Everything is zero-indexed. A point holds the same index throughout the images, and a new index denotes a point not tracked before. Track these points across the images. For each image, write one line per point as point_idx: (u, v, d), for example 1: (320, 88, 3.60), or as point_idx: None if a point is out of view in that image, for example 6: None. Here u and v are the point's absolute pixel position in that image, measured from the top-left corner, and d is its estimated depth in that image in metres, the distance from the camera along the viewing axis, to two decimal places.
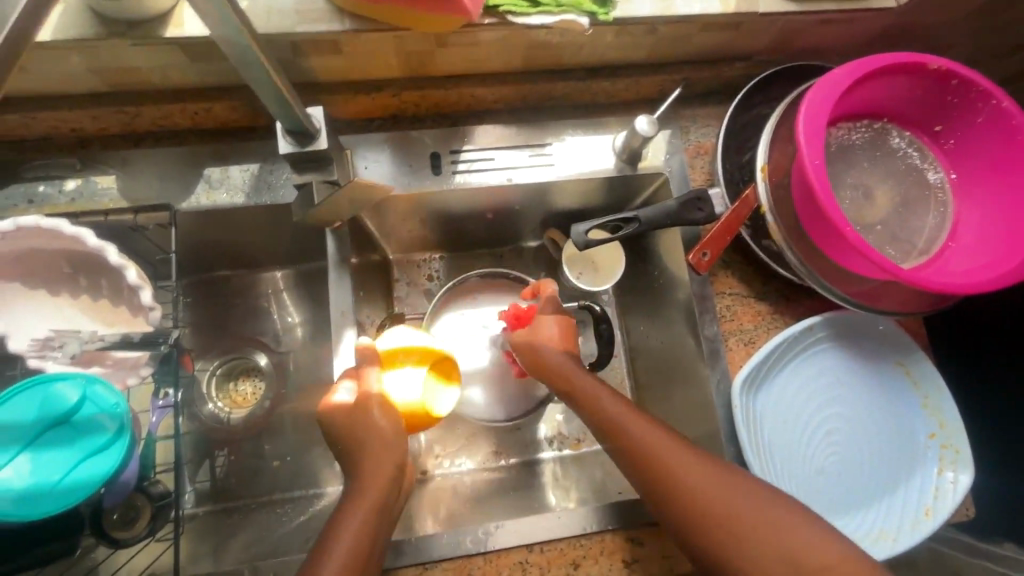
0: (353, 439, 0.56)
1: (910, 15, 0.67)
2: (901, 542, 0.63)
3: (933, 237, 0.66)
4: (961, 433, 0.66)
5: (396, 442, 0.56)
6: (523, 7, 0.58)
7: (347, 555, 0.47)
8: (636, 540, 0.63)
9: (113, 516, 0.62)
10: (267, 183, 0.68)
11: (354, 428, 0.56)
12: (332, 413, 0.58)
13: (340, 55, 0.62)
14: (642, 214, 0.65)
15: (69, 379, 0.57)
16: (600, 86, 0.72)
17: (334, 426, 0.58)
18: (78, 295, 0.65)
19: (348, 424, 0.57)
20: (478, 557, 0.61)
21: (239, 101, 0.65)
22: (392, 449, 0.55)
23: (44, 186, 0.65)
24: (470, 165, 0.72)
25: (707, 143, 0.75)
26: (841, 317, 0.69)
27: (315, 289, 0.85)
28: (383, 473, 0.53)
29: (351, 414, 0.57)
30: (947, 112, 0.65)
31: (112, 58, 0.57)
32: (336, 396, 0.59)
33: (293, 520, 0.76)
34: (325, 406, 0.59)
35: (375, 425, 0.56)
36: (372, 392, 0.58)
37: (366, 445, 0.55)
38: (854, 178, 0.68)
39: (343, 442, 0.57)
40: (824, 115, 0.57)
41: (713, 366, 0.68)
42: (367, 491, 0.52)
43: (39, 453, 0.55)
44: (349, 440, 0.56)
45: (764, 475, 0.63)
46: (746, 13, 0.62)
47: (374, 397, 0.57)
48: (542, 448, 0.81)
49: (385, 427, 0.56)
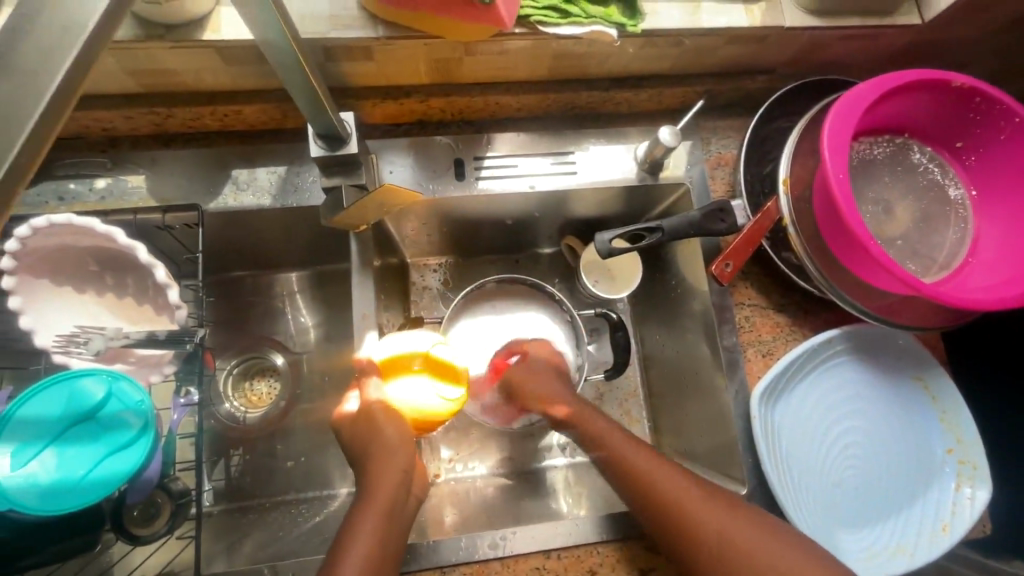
0: (361, 443, 0.56)
1: (934, 33, 0.68)
2: (918, 557, 0.63)
3: (954, 253, 0.66)
4: (978, 449, 0.66)
5: (402, 448, 0.55)
6: (554, 18, 0.59)
7: (373, 557, 0.47)
8: (653, 549, 0.63)
9: (133, 512, 0.62)
10: (292, 185, 0.69)
11: (362, 434, 0.56)
12: (341, 423, 0.60)
13: (370, 61, 0.63)
14: (664, 223, 0.66)
15: (94, 375, 0.58)
16: (623, 96, 0.73)
17: (344, 434, 0.59)
18: (104, 293, 0.66)
19: (354, 430, 0.58)
20: (495, 562, 0.61)
21: (268, 104, 0.66)
22: (397, 457, 0.54)
23: (75, 184, 0.66)
24: (494, 172, 0.72)
25: (728, 154, 0.75)
26: (860, 330, 0.69)
27: (332, 291, 0.86)
28: (390, 479, 0.53)
29: (356, 421, 0.58)
30: (969, 129, 0.65)
31: (148, 60, 0.58)
32: (345, 407, 0.61)
33: (308, 521, 0.76)
34: (336, 419, 0.61)
35: (380, 431, 0.56)
36: (373, 400, 0.58)
37: (372, 451, 0.55)
38: (875, 193, 0.68)
39: (351, 449, 0.57)
40: (848, 129, 0.58)
41: (731, 377, 0.69)
42: (374, 494, 0.51)
43: (63, 448, 0.56)
44: (359, 445, 0.56)
45: (782, 487, 0.63)
46: (772, 27, 0.63)
47: (375, 404, 0.58)
48: (554, 455, 0.81)
49: (390, 434, 0.55)
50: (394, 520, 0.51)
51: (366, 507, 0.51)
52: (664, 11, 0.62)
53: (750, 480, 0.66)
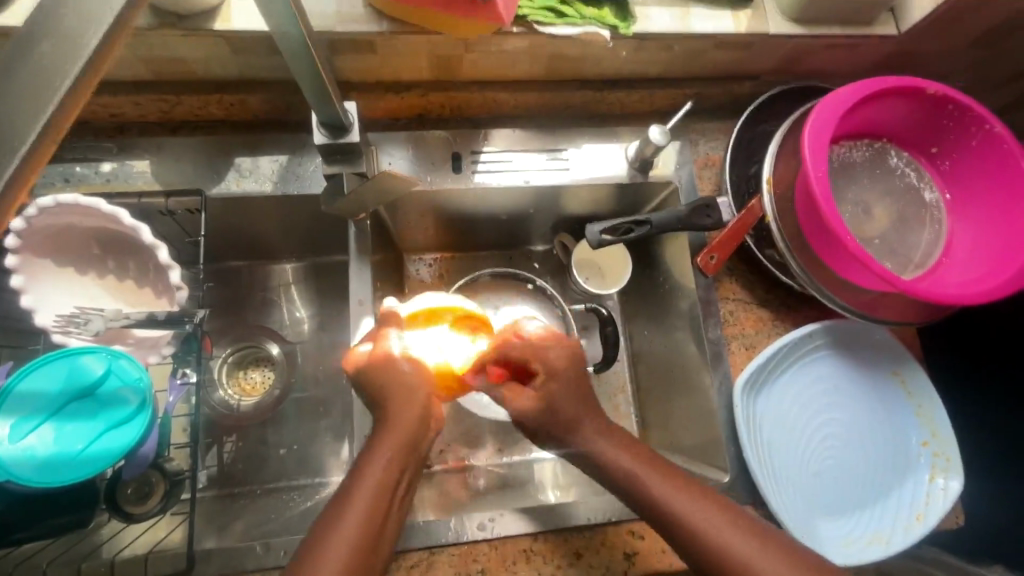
0: (378, 384, 0.57)
1: (911, 44, 0.71)
2: (894, 544, 0.65)
3: (928, 253, 0.69)
4: (952, 442, 0.69)
5: (418, 386, 0.57)
6: (550, 18, 0.62)
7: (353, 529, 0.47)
8: (637, 533, 0.65)
9: (126, 490, 0.64)
10: (294, 174, 0.71)
11: (375, 377, 0.57)
12: (358, 369, 0.58)
13: (374, 55, 0.66)
14: (653, 217, 0.69)
15: (95, 353, 0.57)
16: (615, 96, 0.77)
17: (358, 380, 0.59)
18: (105, 275, 0.67)
19: (371, 373, 0.57)
20: (484, 544, 0.63)
21: (273, 94, 0.69)
22: (415, 396, 0.56)
23: (82, 167, 0.67)
24: (491, 165, 0.75)
25: (716, 155, 0.78)
26: (839, 326, 0.71)
27: (327, 283, 0.88)
28: (412, 413, 0.55)
29: (373, 366, 0.58)
30: (943, 134, 0.68)
31: (161, 47, 0.60)
32: (358, 351, 0.60)
33: (300, 505, 0.77)
34: (348, 365, 0.59)
35: (397, 370, 0.57)
36: (392, 349, 0.59)
37: (389, 390, 0.56)
38: (854, 195, 0.71)
39: (369, 391, 0.58)
40: (829, 131, 0.61)
41: (716, 369, 0.71)
42: (393, 435, 0.53)
43: (62, 424, 0.55)
44: (375, 386, 0.57)
45: (763, 473, 0.65)
46: (757, 33, 0.67)
47: (394, 354, 0.58)
48: (543, 448, 0.82)
49: (406, 373, 0.57)
50: (408, 455, 0.53)
51: (375, 450, 0.52)
52: (655, 15, 0.65)
53: (732, 469, 0.68)
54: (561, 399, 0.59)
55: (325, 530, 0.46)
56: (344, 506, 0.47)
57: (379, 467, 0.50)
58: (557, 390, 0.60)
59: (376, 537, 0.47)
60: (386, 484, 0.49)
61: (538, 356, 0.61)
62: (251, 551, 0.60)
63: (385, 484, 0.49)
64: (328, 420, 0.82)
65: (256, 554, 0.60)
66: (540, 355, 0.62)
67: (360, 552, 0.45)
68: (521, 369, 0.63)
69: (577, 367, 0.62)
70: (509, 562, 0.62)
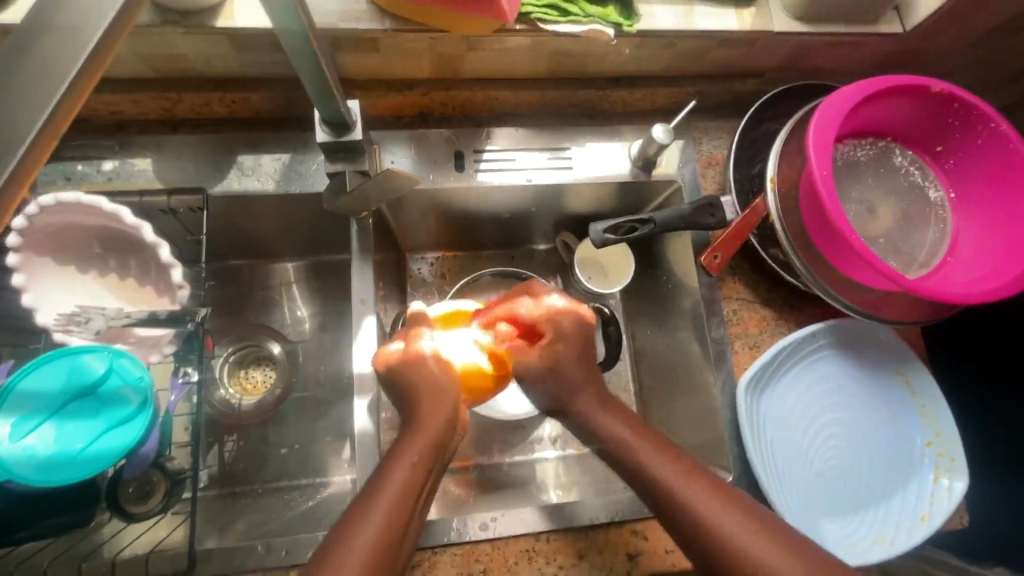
0: (409, 382, 0.57)
1: (915, 42, 0.71)
2: (898, 545, 0.65)
3: (932, 252, 0.69)
4: (957, 443, 0.69)
5: (451, 385, 0.57)
6: (554, 16, 0.61)
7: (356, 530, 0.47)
8: (640, 533, 0.64)
9: (128, 489, 0.64)
10: (296, 172, 0.71)
11: (407, 376, 0.57)
12: (389, 367, 0.59)
13: (376, 52, 0.65)
14: (656, 216, 0.68)
15: (96, 352, 0.57)
16: (618, 95, 0.76)
17: (387, 379, 0.59)
18: (106, 274, 0.67)
19: (402, 371, 0.58)
20: (486, 544, 0.62)
21: (274, 92, 0.69)
22: (445, 397, 0.56)
23: (83, 165, 0.67)
24: (493, 164, 0.74)
25: (719, 154, 0.78)
26: (843, 325, 0.71)
27: (329, 282, 0.87)
28: (441, 413, 0.55)
29: (405, 365, 0.58)
30: (948, 133, 0.68)
31: (162, 45, 0.60)
32: (390, 349, 0.60)
33: (302, 504, 0.76)
34: (380, 363, 0.60)
35: (430, 369, 0.57)
36: (424, 348, 0.59)
37: (420, 389, 0.56)
38: (858, 194, 0.71)
39: (400, 389, 0.58)
40: (833, 129, 0.60)
41: (719, 368, 0.71)
42: (423, 433, 0.53)
43: (63, 423, 0.55)
44: (405, 384, 0.57)
45: (766, 473, 0.65)
46: (761, 31, 0.66)
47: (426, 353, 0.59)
48: (545, 447, 0.81)
49: (438, 372, 0.57)
50: (436, 457, 0.52)
51: (403, 449, 0.51)
52: (659, 13, 0.65)
53: (736, 469, 0.67)
54: (566, 365, 0.59)
55: (348, 525, 0.46)
56: (370, 502, 0.47)
57: (406, 466, 0.50)
58: (564, 356, 0.59)
59: (399, 535, 0.46)
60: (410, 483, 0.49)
61: (548, 321, 0.61)
62: (253, 550, 0.60)
63: (411, 485, 0.49)
64: (330, 419, 0.82)
65: (258, 554, 0.60)
66: (549, 320, 0.61)
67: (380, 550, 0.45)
68: (532, 332, 0.62)
69: (585, 341, 0.61)
70: (511, 562, 0.62)
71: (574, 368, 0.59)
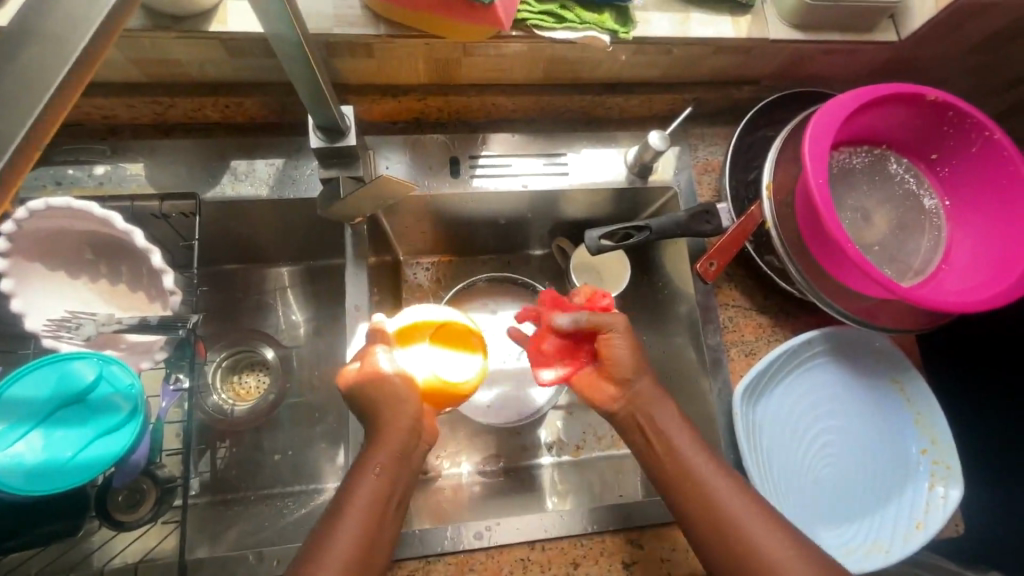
0: (368, 399, 0.55)
1: (911, 50, 0.71)
2: (894, 553, 0.65)
3: (928, 260, 0.69)
4: (952, 451, 0.68)
5: (410, 399, 0.55)
6: (550, 22, 0.61)
7: (348, 544, 0.46)
8: (635, 542, 0.64)
9: (117, 498, 0.63)
10: (290, 178, 0.70)
11: (365, 396, 0.55)
12: (348, 387, 0.56)
13: (372, 58, 0.65)
14: (652, 223, 0.68)
15: (86, 358, 0.56)
16: (614, 101, 0.76)
17: (351, 399, 0.56)
18: (97, 279, 0.66)
19: (362, 392, 0.55)
20: (480, 552, 0.62)
21: (269, 97, 0.68)
22: (407, 410, 0.55)
23: (74, 170, 0.67)
24: (488, 170, 0.74)
25: (715, 160, 0.78)
26: (839, 332, 0.71)
27: (323, 287, 0.87)
28: (403, 424, 0.54)
29: (363, 385, 0.55)
30: (942, 141, 0.68)
31: (155, 50, 0.60)
32: (347, 370, 0.57)
33: (294, 512, 0.75)
34: (340, 383, 0.57)
35: (388, 384, 0.55)
36: (377, 368, 0.55)
37: (381, 406, 0.54)
38: (854, 201, 0.71)
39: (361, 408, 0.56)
40: (829, 138, 0.60)
41: (715, 376, 0.70)
42: (386, 444, 0.53)
43: (51, 430, 0.54)
44: (366, 403, 0.55)
45: (762, 481, 0.65)
46: (757, 38, 0.66)
47: (383, 372, 0.55)
48: (541, 454, 0.81)
49: (397, 388, 0.55)
50: (400, 466, 0.53)
51: (366, 463, 0.52)
52: (655, 20, 0.65)
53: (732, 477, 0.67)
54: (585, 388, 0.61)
55: (325, 534, 0.48)
56: (341, 515, 0.48)
57: (371, 479, 0.51)
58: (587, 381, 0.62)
59: (370, 543, 0.48)
60: (378, 493, 0.50)
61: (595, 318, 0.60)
62: (245, 560, 0.59)
63: (379, 494, 0.51)
64: (324, 426, 0.81)
65: (249, 563, 0.59)
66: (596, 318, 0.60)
67: (358, 559, 0.47)
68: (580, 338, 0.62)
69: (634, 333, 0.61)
70: (505, 571, 0.61)
71: (631, 360, 0.58)
